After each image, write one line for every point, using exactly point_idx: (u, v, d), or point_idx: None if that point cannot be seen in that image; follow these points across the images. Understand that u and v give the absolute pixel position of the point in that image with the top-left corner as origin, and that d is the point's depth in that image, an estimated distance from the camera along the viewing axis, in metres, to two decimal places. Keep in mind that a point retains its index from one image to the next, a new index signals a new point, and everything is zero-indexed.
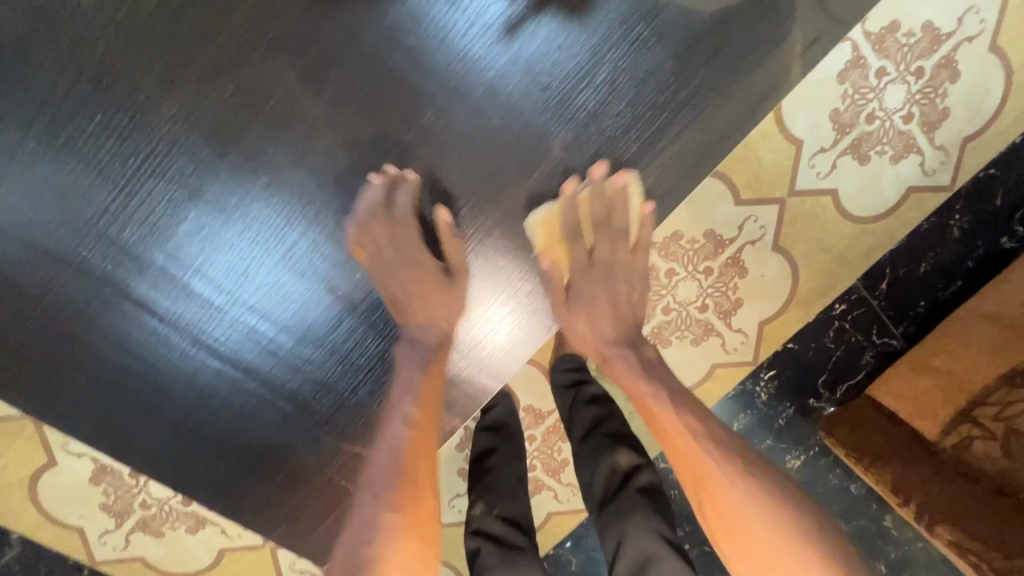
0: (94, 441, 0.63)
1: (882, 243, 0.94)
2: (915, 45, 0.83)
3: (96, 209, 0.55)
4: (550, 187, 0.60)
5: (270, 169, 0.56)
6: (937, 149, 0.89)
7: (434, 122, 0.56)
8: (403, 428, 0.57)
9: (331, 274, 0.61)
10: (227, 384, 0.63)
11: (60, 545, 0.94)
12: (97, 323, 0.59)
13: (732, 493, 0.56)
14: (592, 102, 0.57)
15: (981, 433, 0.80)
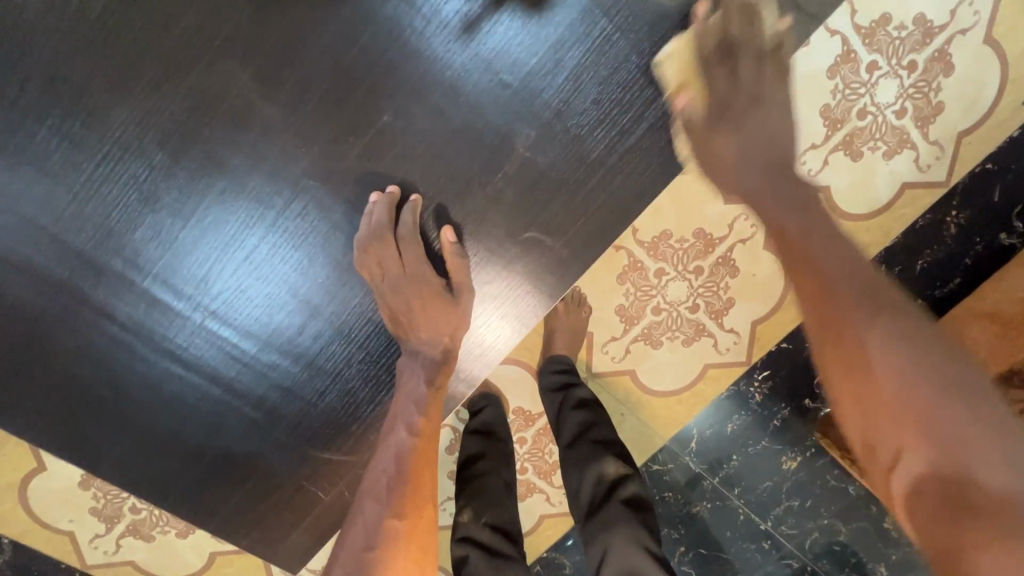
0: (66, 444, 0.67)
1: (876, 241, 0.92)
2: (906, 38, 0.81)
3: (50, 217, 0.57)
4: (512, 185, 0.61)
5: (226, 175, 0.57)
6: (931, 144, 0.87)
7: (392, 123, 0.57)
8: (406, 439, 0.63)
9: (289, 280, 0.63)
10: (192, 389, 0.67)
11: (51, 549, 0.94)
12: (63, 327, 0.62)
13: (870, 343, 0.47)
14: (556, 100, 0.58)
15: None
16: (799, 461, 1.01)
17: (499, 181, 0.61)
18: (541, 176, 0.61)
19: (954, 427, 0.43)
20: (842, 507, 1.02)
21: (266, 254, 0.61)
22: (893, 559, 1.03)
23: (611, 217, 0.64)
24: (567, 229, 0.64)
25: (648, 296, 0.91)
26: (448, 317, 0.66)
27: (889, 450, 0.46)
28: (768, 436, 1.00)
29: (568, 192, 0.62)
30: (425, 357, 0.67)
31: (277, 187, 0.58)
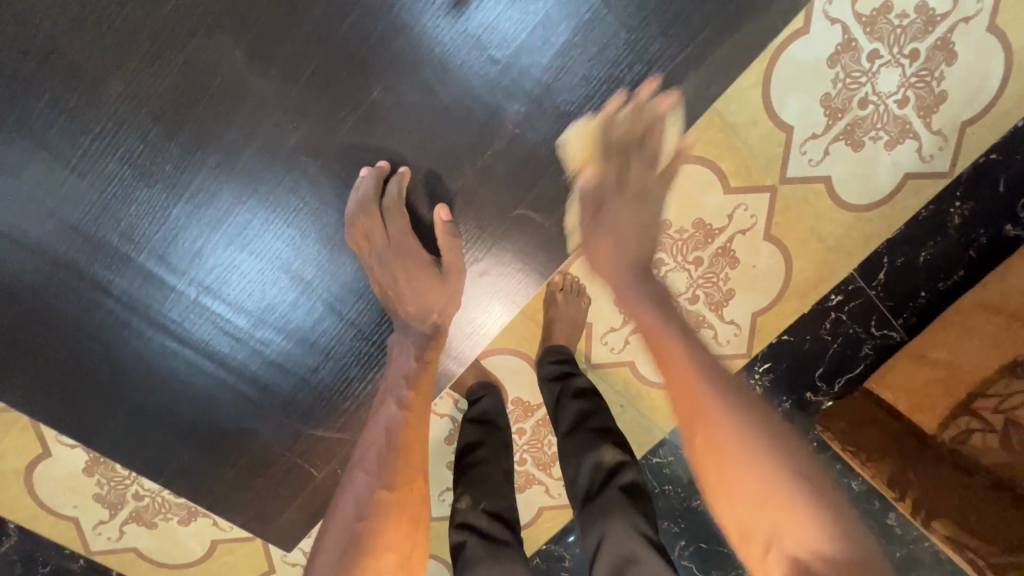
0: (58, 420, 0.67)
1: (878, 232, 0.91)
2: (908, 27, 0.81)
3: (48, 189, 0.58)
4: (502, 162, 0.62)
5: (219, 149, 0.58)
6: (934, 133, 0.86)
7: (383, 98, 0.58)
8: (399, 413, 0.63)
9: (283, 257, 0.64)
10: (188, 365, 0.68)
11: (56, 534, 0.95)
12: (58, 301, 0.63)
13: (722, 416, 0.51)
14: (545, 75, 0.59)
15: (980, 426, 0.77)
16: None
17: (489, 158, 0.62)
18: (534, 152, 0.62)
19: (797, 499, 0.47)
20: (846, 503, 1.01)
21: (259, 230, 0.62)
22: (898, 557, 1.01)
23: (600, 197, 0.64)
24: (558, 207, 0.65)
25: None
26: (439, 294, 0.67)
27: (761, 535, 0.48)
28: None
29: (558, 169, 0.63)
30: (417, 334, 0.67)
31: (269, 164, 0.59)
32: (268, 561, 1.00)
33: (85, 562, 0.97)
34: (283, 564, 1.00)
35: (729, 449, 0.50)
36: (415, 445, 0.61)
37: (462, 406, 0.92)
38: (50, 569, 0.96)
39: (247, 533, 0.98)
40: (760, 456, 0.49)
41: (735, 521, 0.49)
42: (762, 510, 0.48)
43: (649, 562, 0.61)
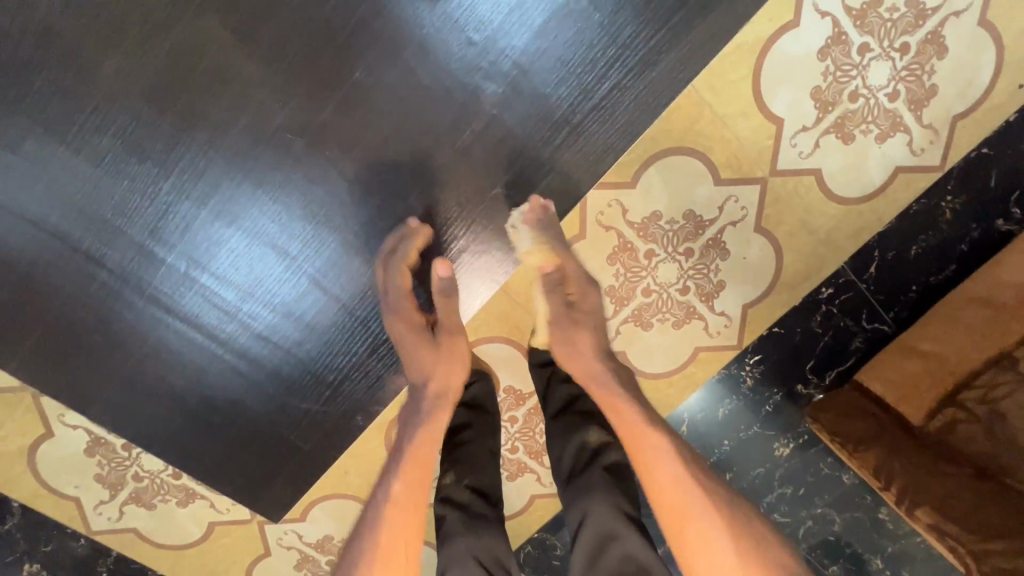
0: (55, 390, 0.70)
1: (869, 225, 0.92)
2: (899, 20, 0.81)
3: (47, 164, 0.61)
4: (481, 140, 0.66)
5: (208, 126, 0.62)
6: (925, 127, 0.87)
7: (365, 79, 0.62)
8: (389, 507, 0.59)
9: (269, 233, 0.67)
10: (178, 337, 0.70)
11: (58, 513, 0.97)
12: (53, 274, 0.65)
13: (674, 478, 0.60)
14: (520, 58, 0.62)
15: (965, 416, 0.79)
16: (792, 448, 1.01)
17: (468, 137, 0.65)
18: (510, 132, 0.65)
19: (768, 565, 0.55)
20: (837, 496, 1.02)
21: (247, 205, 0.65)
22: (888, 551, 1.01)
23: (576, 174, 0.68)
24: (534, 186, 0.68)
25: (639, 277, 0.91)
26: (436, 367, 0.68)
27: None
28: (759, 422, 1.01)
29: (536, 146, 0.66)
30: (422, 412, 0.66)
31: (255, 142, 0.63)
32: (265, 544, 1.02)
33: (86, 541, 0.99)
34: (279, 547, 1.02)
35: (682, 504, 0.59)
36: (404, 542, 0.58)
37: None
38: (52, 546, 0.99)
39: (244, 515, 1.00)
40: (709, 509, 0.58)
41: None
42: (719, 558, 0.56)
43: (627, 538, 0.62)
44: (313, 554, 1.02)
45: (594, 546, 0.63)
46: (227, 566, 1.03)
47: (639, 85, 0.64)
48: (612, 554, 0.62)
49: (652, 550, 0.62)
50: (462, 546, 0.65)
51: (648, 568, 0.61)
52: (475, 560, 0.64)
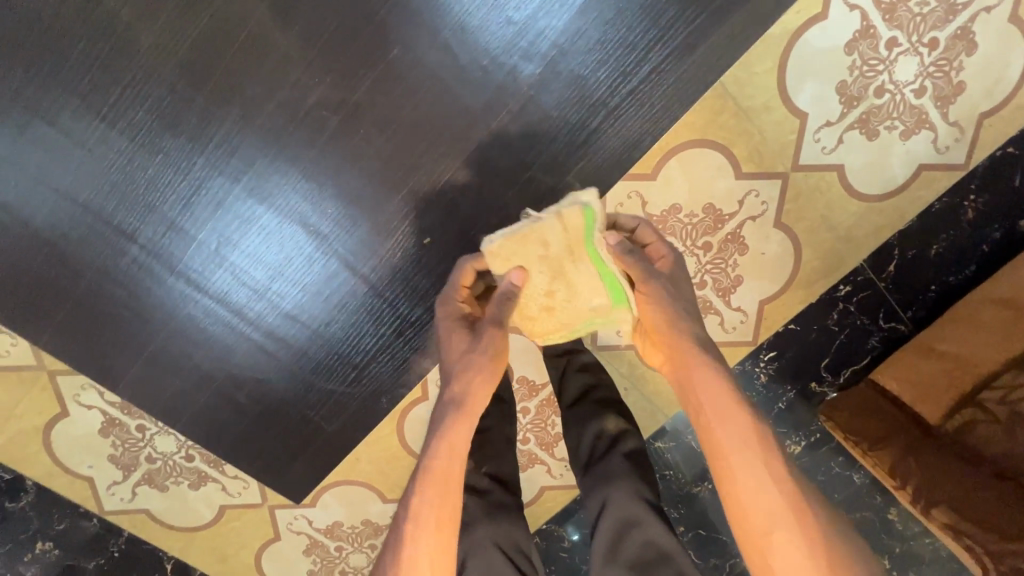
0: (83, 364, 0.71)
1: (891, 223, 0.91)
2: (929, 14, 0.80)
3: (83, 136, 0.63)
4: (515, 122, 0.65)
5: (243, 101, 0.63)
6: (950, 125, 0.86)
7: (401, 57, 0.62)
8: (410, 528, 0.58)
9: (300, 210, 0.67)
10: (206, 314, 0.71)
11: (71, 492, 0.98)
12: (85, 248, 0.66)
13: (766, 481, 0.57)
14: (560, 39, 0.63)
15: (984, 417, 0.79)
16: (803, 446, 1.01)
17: (503, 118, 0.65)
18: (546, 112, 0.65)
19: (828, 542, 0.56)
20: (847, 495, 1.01)
21: (280, 184, 0.66)
22: (896, 552, 1.01)
23: (614, 159, 0.68)
24: (567, 170, 0.68)
25: None
26: (465, 374, 0.63)
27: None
28: (772, 419, 1.00)
29: (572, 129, 0.66)
30: (442, 423, 0.62)
31: (292, 119, 0.64)
32: (274, 528, 1.02)
33: (98, 520, 1.00)
34: (289, 531, 1.02)
35: (772, 509, 0.56)
36: (426, 562, 0.57)
37: None
38: (66, 523, 1.00)
39: (254, 500, 1.00)
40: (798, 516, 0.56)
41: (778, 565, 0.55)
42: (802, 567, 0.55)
43: (648, 525, 0.65)
44: (322, 539, 1.03)
45: (616, 531, 0.65)
46: (237, 550, 1.03)
47: (677, 71, 0.65)
48: (633, 539, 0.64)
49: (672, 535, 0.64)
50: (483, 533, 0.67)
51: (669, 552, 0.63)
52: (497, 546, 0.67)
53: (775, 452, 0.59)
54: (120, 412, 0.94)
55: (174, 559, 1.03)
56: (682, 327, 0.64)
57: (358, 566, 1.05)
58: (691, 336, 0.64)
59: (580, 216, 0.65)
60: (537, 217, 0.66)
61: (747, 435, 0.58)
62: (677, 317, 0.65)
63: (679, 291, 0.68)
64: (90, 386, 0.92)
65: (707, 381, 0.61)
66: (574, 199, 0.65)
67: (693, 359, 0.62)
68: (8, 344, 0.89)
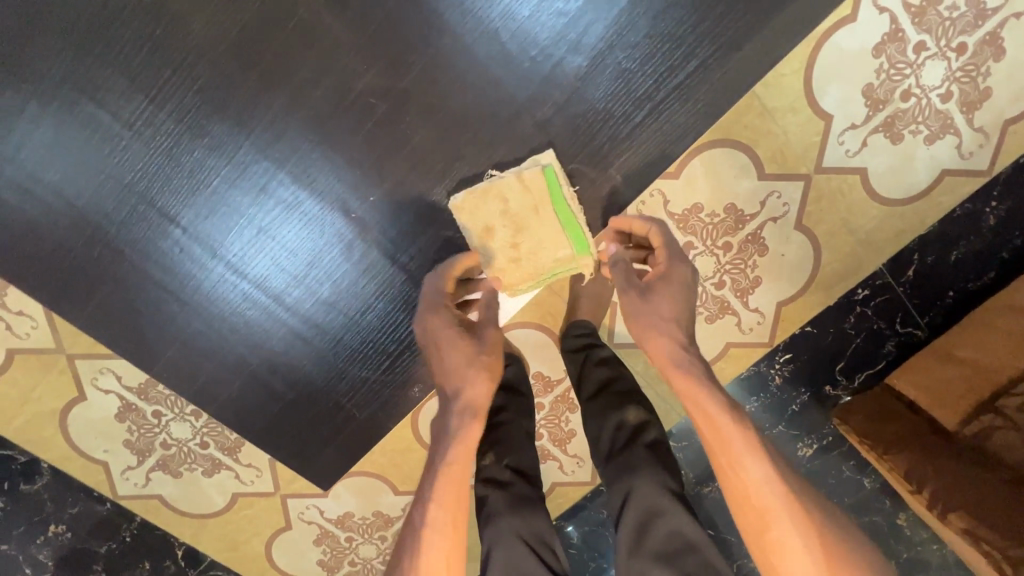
0: (115, 345, 0.71)
1: (912, 227, 0.90)
2: (958, 19, 0.80)
3: (129, 116, 0.63)
4: (560, 114, 0.66)
5: (287, 86, 0.63)
6: (975, 130, 0.85)
7: (445, 47, 0.63)
8: (427, 532, 0.57)
9: (342, 197, 0.68)
10: (243, 299, 0.71)
11: (86, 476, 0.99)
12: (125, 229, 0.67)
13: (754, 478, 0.57)
14: (609, 32, 0.63)
15: (1002, 423, 0.80)
16: (816, 449, 1.01)
17: (549, 109, 0.65)
18: (592, 105, 0.66)
19: (825, 533, 0.55)
20: (857, 498, 1.01)
21: (324, 172, 0.66)
22: (903, 556, 1.01)
23: (656, 154, 0.68)
24: (610, 160, 0.68)
25: None
26: (475, 378, 0.66)
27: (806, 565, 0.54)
28: (785, 421, 1.00)
29: (616, 121, 0.66)
30: (455, 426, 0.63)
31: (336, 107, 0.64)
32: (285, 518, 1.02)
33: (112, 505, 1.00)
34: (300, 521, 1.02)
35: (765, 508, 0.56)
36: (443, 570, 0.55)
37: None
38: (79, 507, 1.00)
39: (267, 489, 1.00)
40: (791, 510, 0.56)
41: (775, 555, 0.55)
42: (806, 563, 0.54)
43: (673, 515, 0.65)
44: (332, 529, 1.03)
45: (640, 522, 0.65)
46: (248, 537, 1.03)
47: (721, 68, 0.65)
48: (658, 530, 0.64)
49: (698, 526, 0.64)
50: (509, 524, 0.67)
51: (695, 543, 0.63)
52: (522, 538, 0.67)
53: (759, 445, 0.59)
54: (136, 397, 0.94)
55: (186, 545, 1.04)
56: (660, 337, 0.65)
57: (367, 557, 1.05)
58: (671, 344, 0.65)
59: (541, 172, 0.66)
60: (498, 174, 0.67)
61: (727, 435, 0.58)
62: (660, 329, 0.66)
63: (669, 304, 0.68)
64: (108, 371, 0.93)
65: (683, 386, 0.62)
66: (532, 161, 0.67)
67: (668, 365, 0.64)
68: (30, 326, 0.90)
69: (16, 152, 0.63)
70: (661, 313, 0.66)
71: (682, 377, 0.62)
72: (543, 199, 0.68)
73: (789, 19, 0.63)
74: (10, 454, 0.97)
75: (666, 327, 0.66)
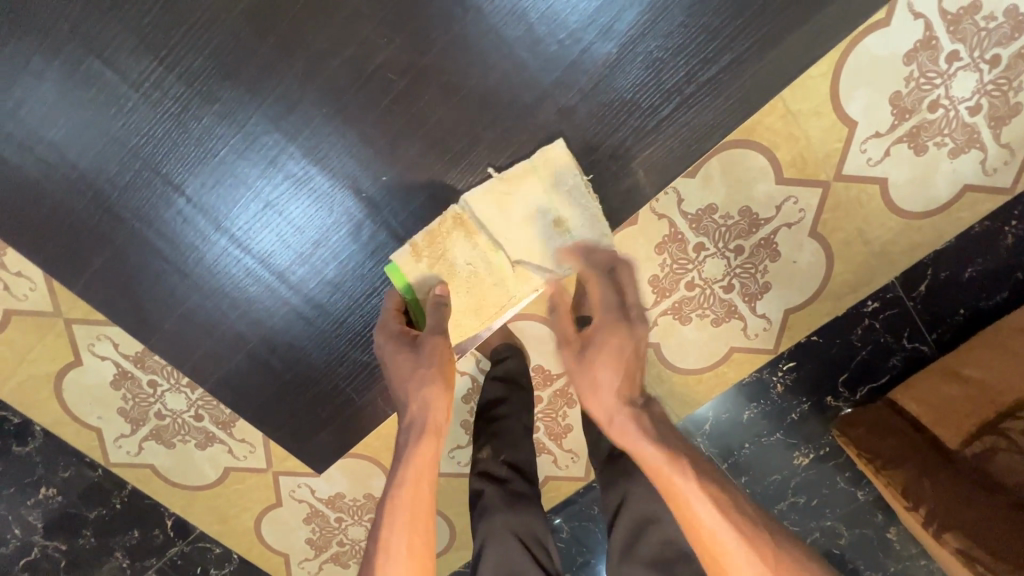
0: (116, 313, 0.70)
1: (927, 242, 0.89)
2: (995, 30, 0.78)
3: (137, 78, 0.61)
4: (584, 103, 0.64)
5: (305, 57, 0.61)
6: (1001, 146, 0.83)
7: (469, 26, 0.60)
8: (382, 558, 0.59)
9: (354, 176, 0.66)
10: (245, 274, 0.70)
11: (79, 441, 0.98)
12: (129, 195, 0.66)
13: (706, 520, 0.56)
14: (641, 18, 0.60)
15: (1006, 445, 0.79)
16: (812, 459, 1.00)
17: (572, 97, 0.64)
18: (618, 96, 0.64)
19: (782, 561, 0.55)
20: (850, 511, 1.01)
21: (336, 147, 0.65)
22: (890, 570, 1.01)
23: (680, 152, 0.67)
24: (632, 156, 0.67)
25: (684, 270, 0.89)
26: (423, 396, 0.66)
27: None
28: (783, 430, 0.99)
29: (642, 112, 0.64)
30: (406, 448, 0.65)
31: (356, 81, 0.62)
32: (276, 495, 1.02)
33: (104, 471, 1.00)
34: (291, 498, 1.02)
35: (718, 550, 0.55)
36: None
37: (485, 365, 0.90)
38: (72, 471, 1.00)
39: (260, 465, 1.00)
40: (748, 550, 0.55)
41: None
42: None
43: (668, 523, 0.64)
44: (323, 509, 1.03)
45: (634, 527, 0.65)
46: (238, 512, 1.03)
47: (752, 67, 0.63)
48: (653, 536, 0.64)
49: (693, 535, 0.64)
50: (504, 521, 0.68)
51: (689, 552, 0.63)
52: (517, 536, 0.67)
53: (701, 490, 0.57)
54: (133, 365, 0.93)
55: (175, 516, 1.04)
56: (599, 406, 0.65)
57: (356, 538, 1.05)
58: (610, 398, 0.65)
59: (550, 161, 0.65)
60: (505, 171, 0.66)
61: (677, 489, 0.57)
62: (596, 395, 0.65)
63: (605, 365, 0.66)
64: (105, 337, 0.92)
65: (631, 446, 0.62)
66: (546, 151, 0.65)
67: (615, 417, 0.63)
68: (28, 288, 0.88)
69: (21, 108, 0.62)
70: (594, 380, 0.66)
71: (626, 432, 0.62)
72: (547, 179, 0.66)
73: (823, 21, 0.61)
74: (3, 415, 0.96)
75: (602, 382, 0.65)
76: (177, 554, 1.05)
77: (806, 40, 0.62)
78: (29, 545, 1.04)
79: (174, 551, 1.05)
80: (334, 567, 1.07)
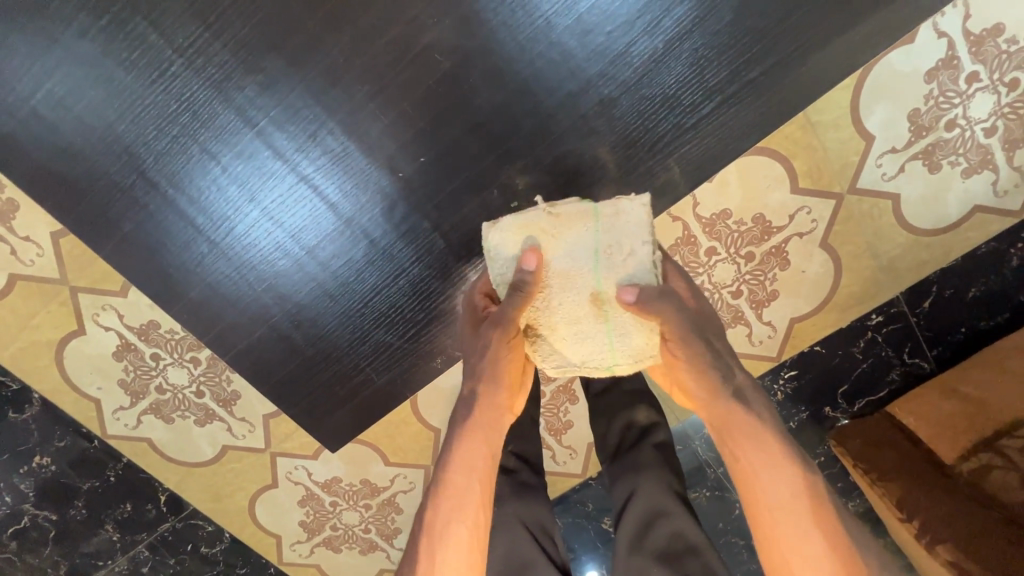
0: (139, 279, 0.70)
1: (934, 259, 0.90)
2: (1015, 53, 0.79)
3: (183, 42, 0.61)
4: (620, 97, 0.64)
5: (346, 35, 0.61)
6: (1013, 169, 0.85)
7: (505, 17, 0.61)
8: (435, 544, 0.59)
9: (388, 157, 0.66)
10: (274, 247, 0.70)
11: (77, 411, 0.97)
12: (164, 160, 0.65)
13: (801, 532, 0.55)
14: (690, 13, 0.61)
15: (1000, 463, 0.80)
16: None
17: (613, 90, 0.64)
18: (657, 92, 0.64)
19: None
20: None
21: (372, 126, 0.65)
22: None
23: (715, 151, 0.67)
24: (670, 152, 0.67)
25: (694, 274, 0.90)
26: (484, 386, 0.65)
27: None
28: None
29: (681, 109, 0.64)
30: (457, 436, 0.63)
31: (395, 62, 0.62)
32: (272, 475, 1.02)
33: (100, 443, 1.00)
34: (287, 480, 1.02)
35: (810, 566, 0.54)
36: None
37: None
38: (68, 441, 0.99)
39: (257, 445, 0.99)
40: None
41: None
42: None
43: (677, 517, 0.65)
44: (318, 492, 1.03)
45: (642, 522, 0.66)
46: (232, 491, 1.03)
47: (792, 73, 0.63)
48: (661, 530, 0.65)
49: (702, 530, 0.64)
50: (511, 509, 0.69)
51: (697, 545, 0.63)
52: (525, 524, 0.68)
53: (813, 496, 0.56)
54: (136, 338, 0.92)
55: (169, 491, 1.03)
56: (716, 402, 0.61)
57: (349, 523, 1.05)
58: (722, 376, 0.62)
59: (617, 218, 0.62)
60: (557, 207, 0.62)
61: (780, 486, 0.56)
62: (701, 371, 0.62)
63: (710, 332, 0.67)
64: (110, 308, 0.91)
65: (743, 428, 0.59)
66: (619, 202, 0.62)
67: (729, 402, 0.60)
68: (34, 253, 0.87)
69: (57, 67, 0.61)
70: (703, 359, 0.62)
71: (740, 421, 0.59)
72: (613, 237, 0.63)
73: (859, 31, 0.62)
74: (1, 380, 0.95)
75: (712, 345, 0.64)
76: (168, 530, 1.05)
77: (839, 51, 0.63)
78: (18, 513, 1.03)
79: (166, 527, 1.05)
80: (324, 552, 1.07)
